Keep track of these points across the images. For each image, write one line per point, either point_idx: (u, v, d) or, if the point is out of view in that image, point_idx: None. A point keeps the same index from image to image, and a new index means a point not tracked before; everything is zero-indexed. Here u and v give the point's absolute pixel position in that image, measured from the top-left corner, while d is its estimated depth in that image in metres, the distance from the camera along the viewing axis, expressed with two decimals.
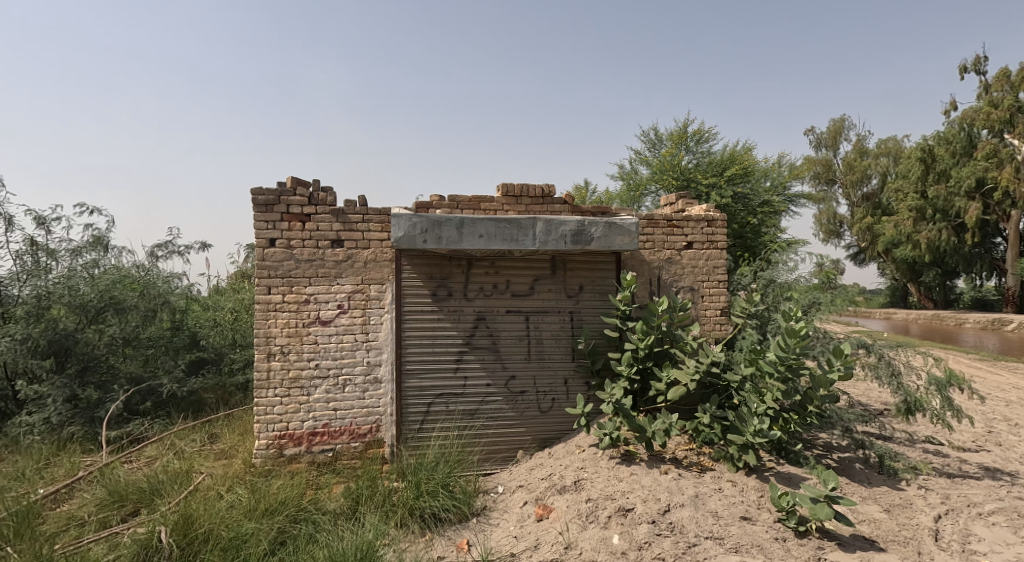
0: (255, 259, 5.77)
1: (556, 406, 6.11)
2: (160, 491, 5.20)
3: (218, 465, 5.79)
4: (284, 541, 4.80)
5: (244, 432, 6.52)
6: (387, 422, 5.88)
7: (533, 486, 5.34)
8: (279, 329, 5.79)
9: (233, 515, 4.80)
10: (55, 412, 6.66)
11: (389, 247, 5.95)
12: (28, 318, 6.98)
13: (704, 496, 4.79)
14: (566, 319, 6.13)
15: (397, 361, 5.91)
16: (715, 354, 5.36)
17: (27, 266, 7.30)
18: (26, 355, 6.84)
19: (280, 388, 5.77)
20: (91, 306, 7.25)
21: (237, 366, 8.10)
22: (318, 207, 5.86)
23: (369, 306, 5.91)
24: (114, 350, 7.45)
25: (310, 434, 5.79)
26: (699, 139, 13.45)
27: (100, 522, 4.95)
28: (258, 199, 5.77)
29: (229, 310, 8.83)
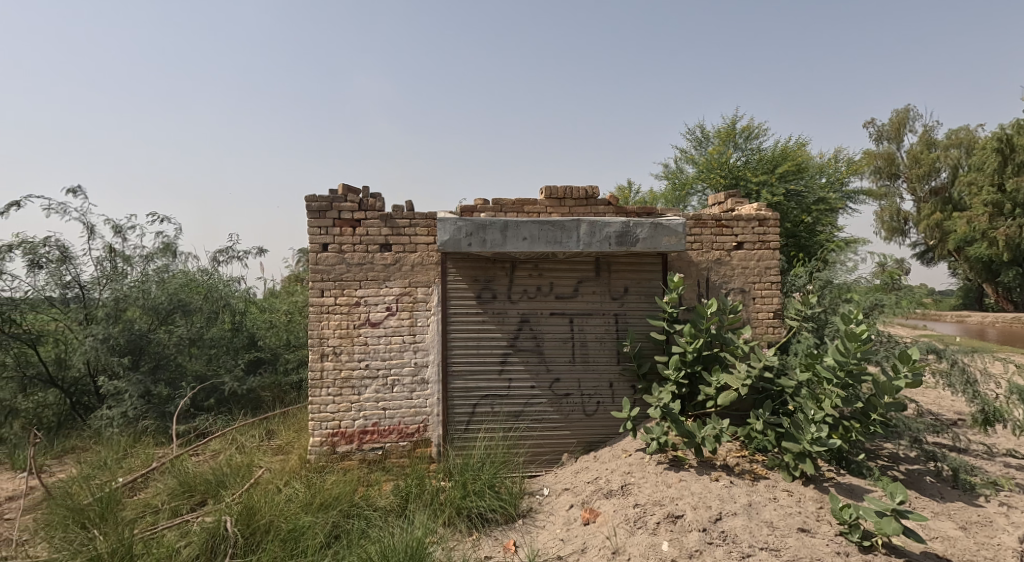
0: (309, 263, 5.99)
1: (601, 409, 6.12)
2: (225, 484, 5.48)
3: (276, 460, 6.02)
4: (339, 534, 4.98)
5: (299, 429, 6.81)
6: (434, 422, 6.01)
7: (579, 489, 5.37)
8: (332, 330, 5.99)
9: (291, 509, 5.01)
10: (132, 407, 7.10)
11: (436, 251, 6.08)
12: (107, 319, 7.46)
13: (758, 506, 4.72)
14: (611, 321, 6.13)
15: (443, 363, 6.03)
16: (768, 358, 5.25)
17: (106, 271, 7.82)
18: (107, 353, 7.29)
19: (333, 387, 5.97)
20: (162, 308, 7.75)
21: (291, 366, 8.41)
22: (368, 213, 6.04)
23: (416, 308, 6.06)
24: (182, 349, 7.79)
25: (362, 433, 5.96)
26: (748, 136, 13.20)
27: (172, 511, 5.20)
28: (312, 205, 5.99)
29: (284, 312, 9.06)
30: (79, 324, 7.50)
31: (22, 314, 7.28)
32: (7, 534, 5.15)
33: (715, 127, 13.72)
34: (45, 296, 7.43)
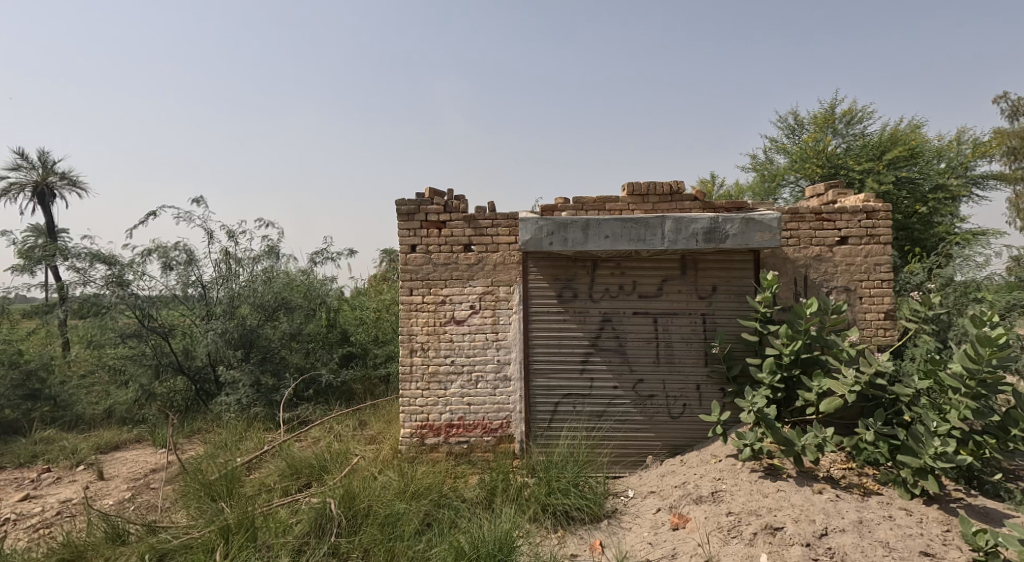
0: (399, 263, 6.20)
1: (687, 412, 5.95)
2: (327, 469, 5.81)
3: (371, 449, 6.27)
4: (430, 523, 5.11)
5: (390, 421, 7.17)
6: (517, 419, 6.06)
7: (667, 493, 5.26)
8: (420, 327, 6.16)
9: (387, 496, 5.19)
10: (245, 395, 7.68)
11: (518, 250, 6.11)
12: (224, 314, 8.23)
13: (870, 523, 4.44)
14: (698, 321, 5.95)
15: (525, 361, 6.06)
16: (880, 363, 4.90)
17: (221, 272, 8.49)
18: (225, 346, 7.98)
19: (420, 381, 6.14)
20: (268, 305, 8.34)
21: (380, 362, 8.70)
22: (453, 214, 6.16)
23: (499, 306, 6.12)
24: (284, 343, 8.35)
25: (448, 426, 6.10)
26: (850, 120, 12.47)
27: (282, 490, 5.56)
28: (401, 209, 6.19)
29: (373, 309, 9.38)
30: (201, 321, 8.29)
31: (157, 310, 8.09)
32: (149, 502, 5.73)
33: (812, 113, 13.05)
34: (178, 296, 8.24)
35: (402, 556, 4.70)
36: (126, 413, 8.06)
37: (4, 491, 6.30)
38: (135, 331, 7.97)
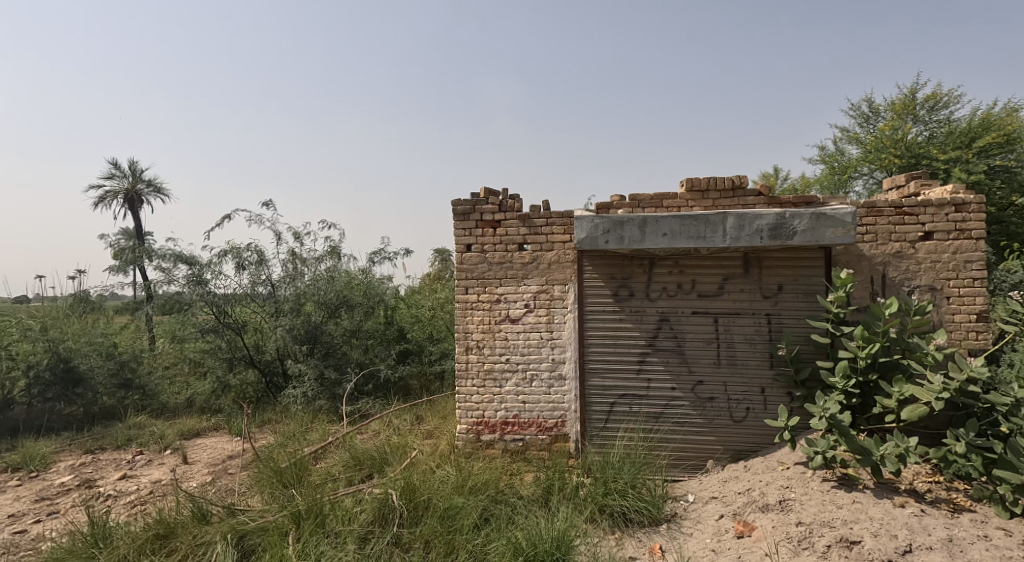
0: (454, 263, 6.21)
1: (751, 416, 5.70)
2: (388, 461, 5.97)
3: (428, 444, 6.36)
4: (488, 517, 5.12)
5: (445, 418, 7.35)
6: (572, 418, 5.96)
7: (729, 500, 5.06)
8: (475, 325, 6.15)
9: (446, 490, 5.21)
10: (310, 389, 8.14)
11: (572, 249, 6.01)
12: (291, 311, 8.56)
13: (962, 542, 4.16)
14: (762, 322, 5.69)
15: (581, 360, 5.96)
16: (972, 370, 4.58)
17: (288, 271, 8.78)
18: (292, 342, 8.46)
19: (476, 379, 6.14)
20: (331, 303, 8.65)
21: (435, 358, 8.97)
22: (508, 214, 6.13)
23: (553, 305, 6.04)
24: (345, 339, 8.69)
25: (504, 423, 6.08)
26: (933, 105, 11.79)
27: (347, 479, 5.77)
28: (457, 209, 6.22)
29: (428, 308, 9.54)
30: (270, 317, 8.69)
31: (232, 307, 8.59)
32: (228, 486, 6.00)
33: (890, 99, 12.41)
34: (255, 293, 8.71)
35: (460, 549, 4.72)
36: (205, 403, 8.63)
37: (104, 470, 6.84)
38: (212, 327, 8.54)
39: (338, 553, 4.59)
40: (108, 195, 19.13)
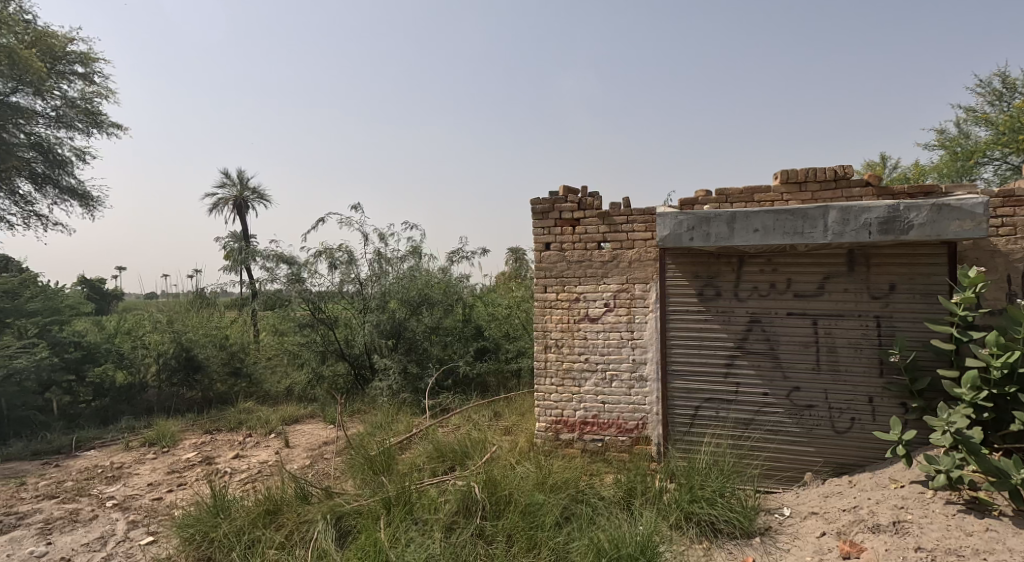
0: (534, 262, 6.21)
1: (856, 427, 5.24)
2: (469, 454, 5.99)
3: (507, 439, 6.35)
4: (569, 516, 5.01)
5: (523, 415, 7.34)
6: (654, 421, 5.74)
7: (832, 516, 4.65)
8: (554, 323, 6.13)
9: (527, 486, 5.16)
10: (395, 382, 8.55)
11: (654, 246, 5.77)
12: (378, 307, 9.04)
13: None
14: (870, 324, 5.22)
15: (663, 362, 5.70)
16: None
17: (373, 270, 9.26)
18: (378, 336, 8.91)
19: (555, 377, 6.11)
20: (413, 300, 8.94)
21: (511, 356, 8.97)
22: (587, 211, 6.03)
23: (634, 306, 5.84)
24: (426, 335, 8.93)
25: (583, 423, 6.01)
26: None
27: (431, 470, 5.80)
28: (536, 208, 6.22)
29: (505, 306, 9.55)
30: (359, 313, 9.21)
31: (325, 303, 9.31)
32: (324, 469, 6.34)
33: None
34: (345, 291, 9.26)
35: (543, 546, 4.62)
36: (302, 391, 9.52)
37: (221, 449, 7.57)
38: (309, 321, 9.33)
39: (425, 541, 4.62)
40: (223, 202, 20.45)
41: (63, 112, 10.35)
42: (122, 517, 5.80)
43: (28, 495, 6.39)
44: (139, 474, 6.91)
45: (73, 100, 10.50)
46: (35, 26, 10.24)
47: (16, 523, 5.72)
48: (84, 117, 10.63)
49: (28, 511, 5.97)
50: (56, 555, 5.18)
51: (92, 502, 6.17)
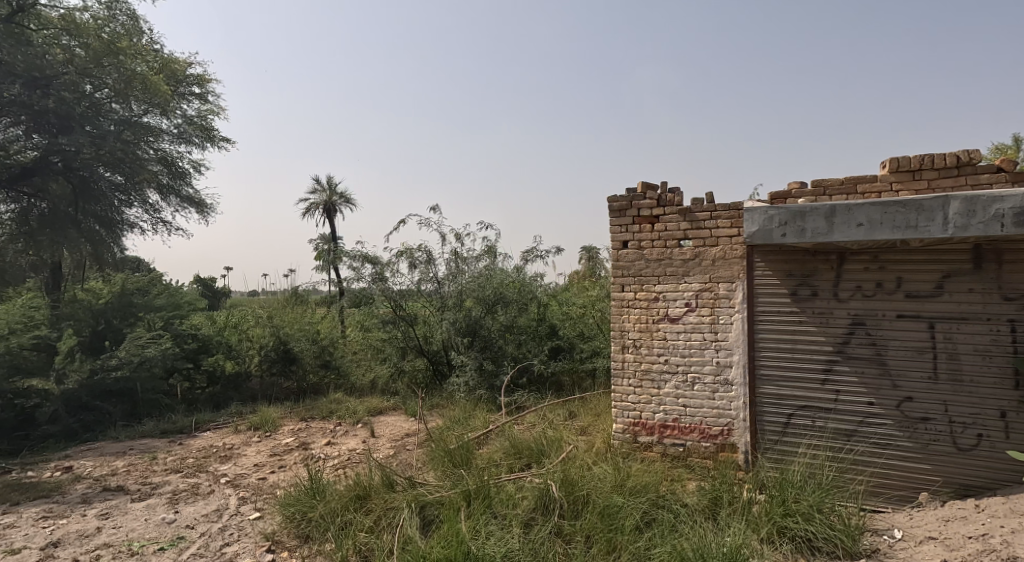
0: (612, 260, 6.01)
1: (983, 445, 4.65)
2: (545, 452, 5.86)
3: (583, 440, 6.22)
4: (650, 522, 4.74)
5: (598, 415, 7.10)
6: (741, 427, 5.36)
7: (954, 543, 4.15)
8: (632, 323, 5.90)
9: (605, 488, 4.97)
10: (471, 379, 8.50)
11: (740, 243, 5.39)
12: (454, 305, 9.05)
13: None
14: (1001, 329, 4.62)
15: (751, 366, 5.32)
16: None
17: (450, 269, 9.29)
18: (454, 333, 8.90)
19: (633, 378, 5.89)
20: (488, 299, 8.87)
21: (586, 355, 8.69)
22: (666, 208, 5.73)
23: (718, 305, 5.49)
24: (501, 333, 8.89)
25: (663, 426, 5.75)
26: None
27: (508, 466, 5.76)
28: (614, 205, 6.00)
29: (580, 305, 9.32)
30: (437, 310, 9.29)
31: (406, 302, 9.43)
32: (407, 459, 6.51)
33: None
34: (423, 289, 9.37)
35: (623, 549, 4.40)
36: (385, 384, 9.67)
37: (314, 435, 7.77)
38: (391, 318, 9.50)
39: (504, 535, 4.52)
40: (313, 208, 21.33)
41: (184, 129, 10.89)
42: (234, 493, 6.03)
43: (157, 468, 6.84)
44: (247, 455, 7.20)
45: (191, 118, 11.14)
46: (160, 52, 10.92)
47: (146, 492, 6.10)
48: (200, 133, 11.23)
49: (158, 482, 6.38)
50: (183, 523, 5.39)
51: (210, 478, 6.47)
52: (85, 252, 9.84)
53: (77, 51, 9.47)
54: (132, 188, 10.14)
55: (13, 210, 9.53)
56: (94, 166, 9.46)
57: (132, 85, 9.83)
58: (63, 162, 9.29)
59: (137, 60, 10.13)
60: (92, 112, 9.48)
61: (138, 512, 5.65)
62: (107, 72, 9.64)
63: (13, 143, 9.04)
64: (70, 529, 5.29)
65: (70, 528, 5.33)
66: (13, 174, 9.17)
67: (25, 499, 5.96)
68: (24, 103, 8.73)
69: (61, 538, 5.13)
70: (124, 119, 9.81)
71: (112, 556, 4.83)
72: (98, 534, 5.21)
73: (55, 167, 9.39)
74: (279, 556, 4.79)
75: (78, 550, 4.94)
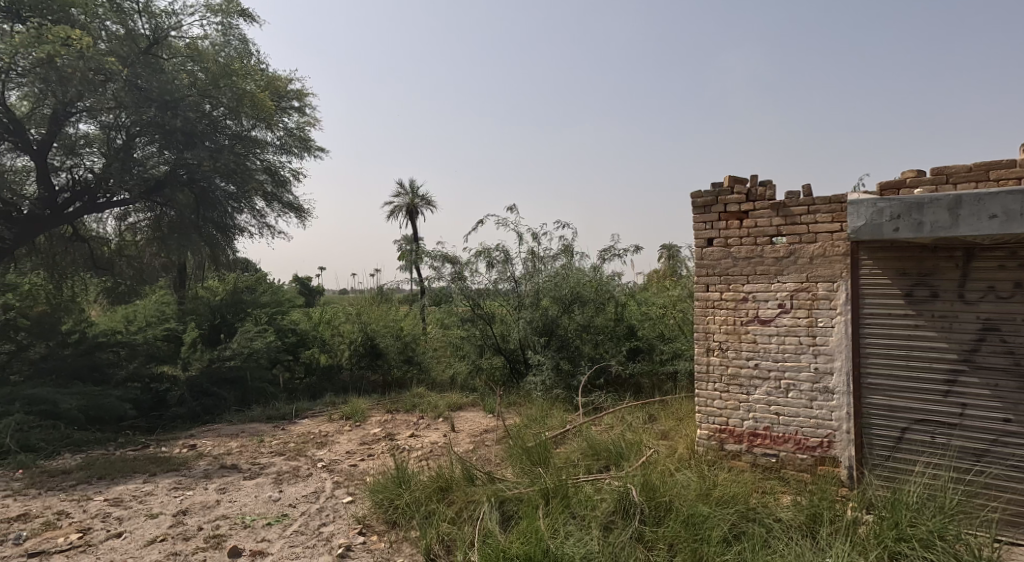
0: (695, 259, 5.56)
1: None
2: (624, 455, 5.50)
3: (664, 445, 5.84)
4: (739, 535, 4.27)
5: (680, 420, 6.64)
6: (844, 440, 4.79)
7: None
8: (718, 325, 5.42)
9: (688, 496, 4.57)
10: (547, 378, 8.26)
11: (843, 239, 4.80)
12: (530, 304, 8.85)
13: None
14: None
15: (856, 373, 4.73)
16: None
17: (527, 269, 9.06)
18: (531, 333, 8.71)
19: (720, 382, 5.40)
20: (565, 298, 8.61)
21: (666, 358, 8.17)
22: (757, 203, 5.22)
23: (817, 306, 4.92)
24: (579, 334, 8.59)
25: (752, 435, 5.24)
26: None
27: (586, 467, 5.45)
28: (697, 201, 5.55)
29: (660, 305, 8.78)
30: (514, 309, 9.07)
31: (485, 300, 9.29)
32: (486, 454, 6.31)
33: None
34: (500, 288, 9.21)
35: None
36: (464, 381, 9.55)
37: (399, 427, 7.74)
38: (470, 317, 9.39)
39: (583, 536, 4.21)
40: (396, 209, 21.72)
41: (285, 141, 11.20)
42: (330, 477, 6.03)
43: (264, 451, 6.99)
44: (339, 442, 7.25)
45: (292, 130, 11.41)
46: (267, 70, 11.07)
47: (255, 471, 6.22)
48: (300, 144, 11.47)
49: (265, 463, 6.51)
50: (287, 501, 5.42)
51: (309, 462, 6.53)
52: (204, 253, 10.26)
53: (199, 75, 9.81)
54: (242, 197, 10.35)
55: (149, 217, 10.39)
56: (213, 178, 9.81)
57: (243, 103, 10.02)
58: (189, 174, 9.63)
59: (248, 81, 10.28)
60: (210, 129, 9.82)
61: (250, 489, 5.75)
62: (222, 92, 9.84)
63: (148, 159, 9.27)
64: (194, 500, 5.43)
65: (195, 498, 5.48)
66: (148, 185, 9.40)
67: (158, 470, 6.22)
68: (157, 123, 9.07)
69: (189, 507, 5.28)
70: (236, 134, 10.20)
71: (228, 527, 4.90)
72: (218, 506, 5.32)
73: (182, 177, 9.71)
74: (369, 539, 4.72)
75: (202, 519, 5.04)
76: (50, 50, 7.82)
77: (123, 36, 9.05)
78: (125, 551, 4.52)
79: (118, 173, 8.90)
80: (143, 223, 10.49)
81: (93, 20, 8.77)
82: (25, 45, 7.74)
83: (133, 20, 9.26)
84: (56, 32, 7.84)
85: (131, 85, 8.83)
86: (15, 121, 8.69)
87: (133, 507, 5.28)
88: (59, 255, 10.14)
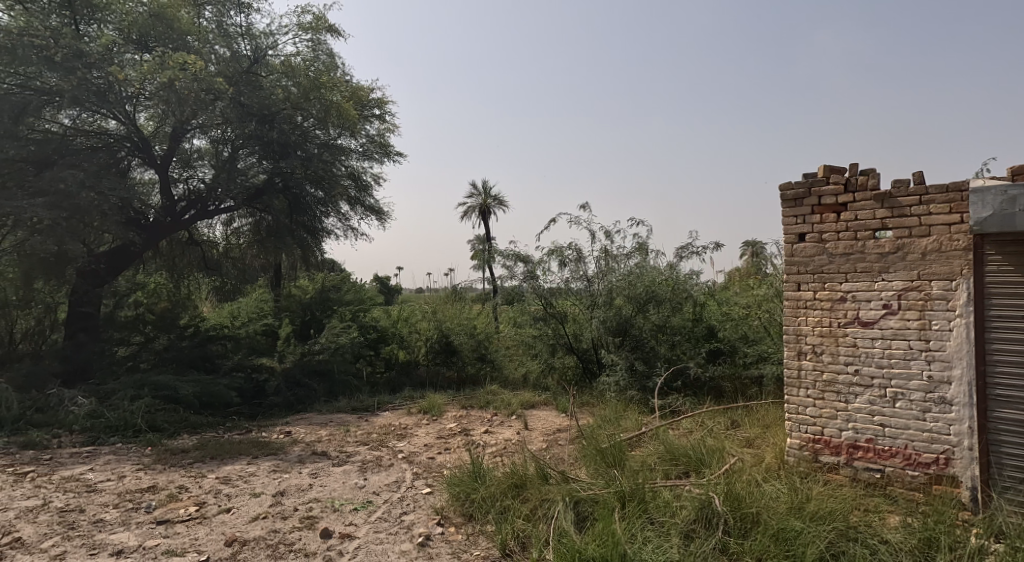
0: (783, 255, 4.95)
1: None
2: (705, 461, 4.97)
3: (750, 452, 5.24)
4: (836, 556, 3.68)
5: (766, 428, 6.00)
6: (965, 458, 4.09)
7: None
8: (810, 326, 4.80)
9: (778, 509, 4.00)
10: (621, 378, 7.78)
11: (964, 231, 4.09)
12: (603, 303, 8.38)
13: None
14: None
15: (981, 382, 4.02)
16: None
17: (600, 267, 8.64)
18: (604, 331, 8.24)
19: (813, 389, 4.78)
20: (640, 298, 8.11)
21: (750, 359, 7.47)
22: (857, 193, 4.56)
23: (930, 307, 4.23)
24: (653, 334, 8.07)
25: (852, 447, 4.58)
26: None
27: (663, 473, 4.95)
28: (787, 194, 4.94)
29: (744, 306, 8.09)
30: (586, 309, 8.68)
31: (556, 299, 8.94)
32: (559, 454, 5.93)
33: None
34: (572, 287, 8.82)
35: None
36: (536, 380, 9.21)
37: (473, 423, 7.48)
38: (542, 315, 9.05)
39: (661, 542, 3.79)
40: (468, 210, 21.77)
41: (367, 147, 11.26)
42: (410, 467, 5.83)
43: (350, 440, 6.91)
44: (417, 435, 7.08)
45: (373, 137, 11.46)
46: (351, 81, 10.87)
47: (342, 459, 6.11)
48: (380, 149, 11.48)
49: (351, 451, 6.41)
50: (372, 489, 5.25)
51: (390, 452, 6.38)
52: (296, 254, 10.63)
53: (292, 90, 9.71)
54: (330, 202, 10.45)
55: (251, 222, 10.68)
56: (303, 184, 9.99)
57: (330, 113, 9.87)
58: (283, 181, 9.79)
59: (336, 92, 10.15)
60: (301, 139, 9.86)
61: (338, 475, 5.63)
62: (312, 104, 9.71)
63: (248, 168, 9.48)
64: (291, 482, 5.36)
65: (291, 481, 5.41)
66: (250, 194, 9.61)
67: (260, 453, 6.22)
68: (257, 136, 9.28)
69: (286, 488, 5.20)
70: (324, 143, 10.16)
71: (320, 509, 4.77)
72: (310, 489, 5.22)
73: (278, 185, 9.84)
74: (448, 530, 4.44)
75: (297, 500, 4.94)
76: (170, 75, 7.93)
77: (228, 58, 9.06)
78: (234, 525, 4.45)
79: (225, 183, 9.11)
80: (246, 228, 10.77)
81: (205, 45, 8.89)
82: (151, 71, 7.88)
83: (236, 43, 9.35)
84: (176, 58, 8.01)
85: (235, 103, 8.97)
86: (144, 139, 8.89)
87: (240, 485, 5.25)
88: (177, 257, 10.47)
